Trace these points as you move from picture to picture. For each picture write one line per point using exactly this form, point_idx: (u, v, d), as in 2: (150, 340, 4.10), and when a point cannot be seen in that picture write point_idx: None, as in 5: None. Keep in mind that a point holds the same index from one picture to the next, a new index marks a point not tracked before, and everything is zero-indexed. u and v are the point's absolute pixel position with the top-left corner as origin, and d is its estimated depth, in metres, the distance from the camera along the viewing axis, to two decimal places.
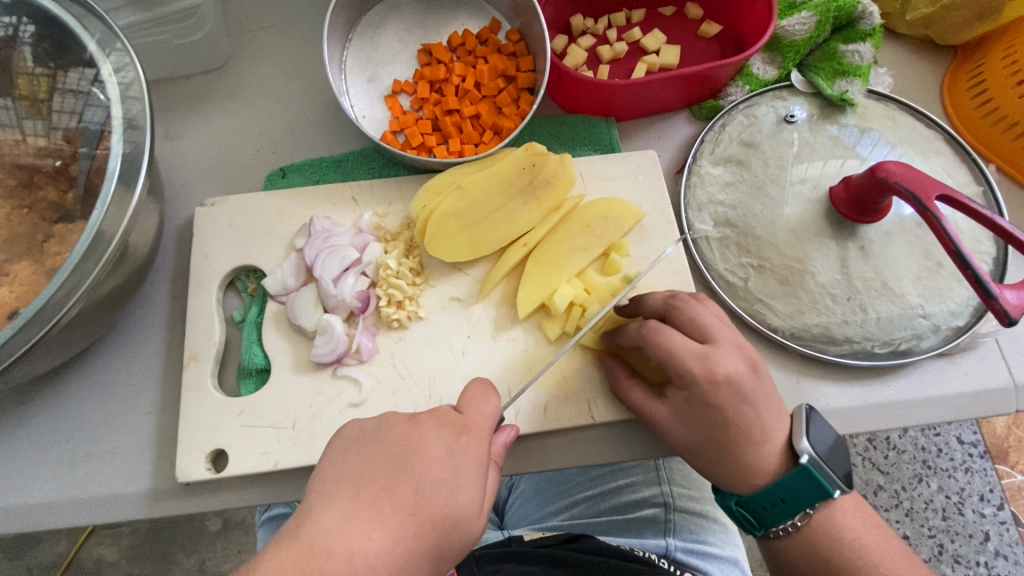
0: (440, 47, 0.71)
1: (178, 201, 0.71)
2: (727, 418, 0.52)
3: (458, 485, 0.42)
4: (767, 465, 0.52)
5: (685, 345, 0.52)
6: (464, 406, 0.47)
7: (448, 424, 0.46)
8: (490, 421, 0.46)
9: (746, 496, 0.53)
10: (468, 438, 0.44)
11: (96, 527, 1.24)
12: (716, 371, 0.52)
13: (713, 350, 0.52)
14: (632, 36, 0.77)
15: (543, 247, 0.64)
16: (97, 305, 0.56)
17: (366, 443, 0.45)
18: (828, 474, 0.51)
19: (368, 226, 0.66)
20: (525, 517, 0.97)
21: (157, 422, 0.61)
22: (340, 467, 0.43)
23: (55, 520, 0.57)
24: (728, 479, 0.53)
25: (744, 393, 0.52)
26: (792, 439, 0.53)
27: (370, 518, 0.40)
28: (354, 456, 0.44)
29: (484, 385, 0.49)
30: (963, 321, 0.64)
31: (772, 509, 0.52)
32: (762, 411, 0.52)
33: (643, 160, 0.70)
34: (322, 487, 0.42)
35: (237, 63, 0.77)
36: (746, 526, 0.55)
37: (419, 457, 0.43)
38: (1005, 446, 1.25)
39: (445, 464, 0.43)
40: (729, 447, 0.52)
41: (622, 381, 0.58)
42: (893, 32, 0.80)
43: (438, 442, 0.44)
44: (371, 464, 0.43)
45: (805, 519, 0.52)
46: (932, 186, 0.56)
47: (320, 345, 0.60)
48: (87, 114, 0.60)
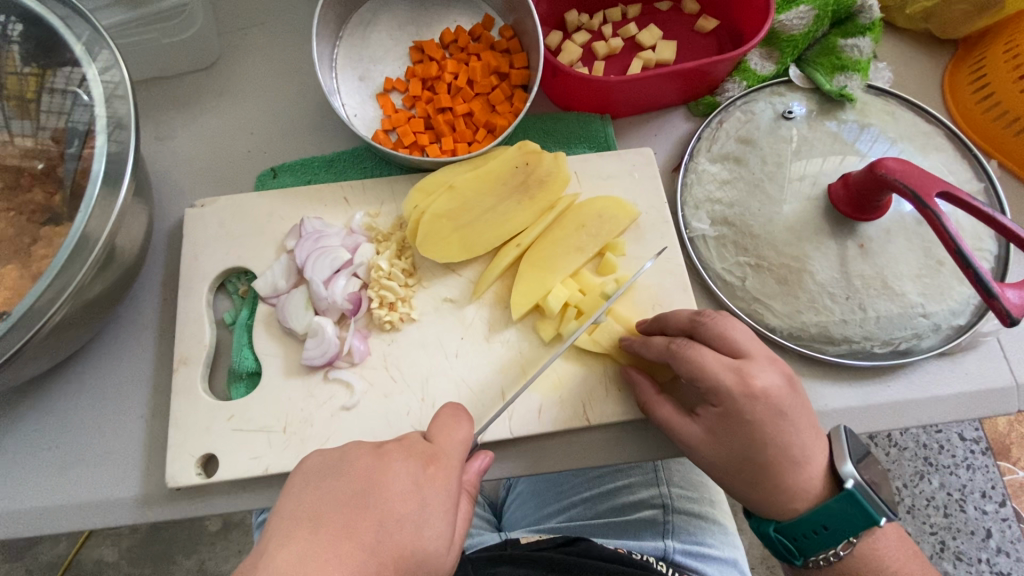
0: (433, 44, 0.70)
1: (169, 202, 0.70)
2: (765, 435, 0.51)
3: (424, 519, 0.41)
4: (808, 487, 0.52)
5: (716, 359, 0.52)
6: (432, 436, 0.47)
7: (415, 455, 0.45)
8: (458, 449, 0.46)
9: (786, 522, 0.54)
10: (436, 468, 0.44)
11: (95, 529, 1.23)
12: (752, 384, 0.51)
13: (746, 363, 0.52)
14: (628, 32, 0.76)
15: (537, 247, 0.63)
16: (83, 309, 0.55)
17: (327, 476, 0.43)
18: (875, 500, 0.51)
19: (359, 226, 0.65)
20: (523, 518, 0.96)
21: (148, 426, 0.60)
22: (298, 503, 0.41)
23: (44, 525, 0.57)
24: (768, 503, 0.53)
25: (781, 409, 0.51)
26: (835, 462, 0.53)
27: (330, 556, 0.38)
28: (315, 491, 0.42)
29: (454, 413, 0.49)
30: (964, 320, 0.63)
31: (814, 537, 0.53)
32: (801, 429, 0.52)
33: (639, 158, 0.69)
34: (280, 523, 0.39)
35: (228, 62, 0.76)
36: (785, 554, 0.55)
37: (384, 491, 0.41)
38: (1007, 442, 1.24)
39: (411, 497, 0.42)
40: (772, 470, 0.52)
41: (651, 397, 0.56)
42: (893, 26, 0.79)
43: (404, 473, 0.43)
44: (332, 499, 0.41)
45: (847, 548, 0.53)
46: (933, 184, 0.55)
47: (311, 348, 0.59)
48: (74, 115, 0.60)
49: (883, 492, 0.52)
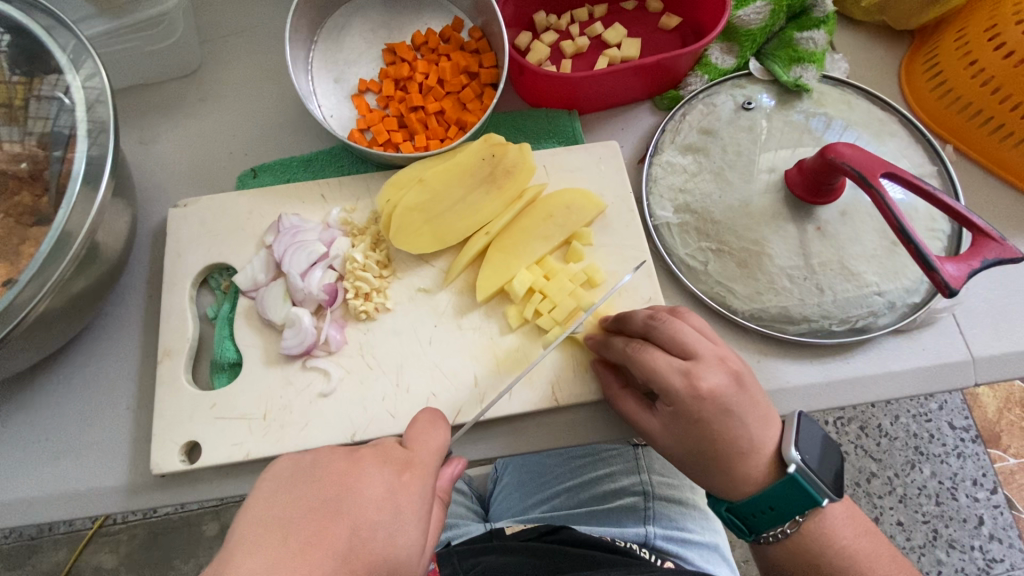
0: (404, 46, 0.73)
1: (154, 203, 0.73)
2: (713, 431, 0.53)
3: (398, 527, 0.42)
4: (757, 473, 0.54)
5: (667, 362, 0.54)
6: (408, 444, 0.48)
7: (390, 461, 0.46)
8: (433, 458, 0.47)
9: (737, 503, 0.55)
10: (410, 475, 0.45)
11: (96, 534, 1.25)
12: (699, 386, 0.53)
13: (695, 364, 0.54)
14: (594, 31, 0.78)
15: (505, 235, 0.66)
16: (68, 303, 0.58)
17: (297, 483, 0.43)
18: (816, 482, 0.53)
19: (336, 221, 0.68)
20: (509, 509, 0.98)
21: (134, 417, 0.63)
22: (267, 511, 0.41)
23: (34, 514, 0.59)
24: (716, 486, 0.55)
25: (728, 407, 0.53)
26: (781, 448, 0.54)
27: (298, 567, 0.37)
28: (287, 499, 0.41)
29: (432, 417, 0.50)
30: (919, 298, 0.65)
31: (762, 516, 0.54)
32: (748, 421, 0.54)
33: (605, 150, 0.71)
34: (245, 532, 0.39)
35: (210, 68, 0.79)
36: (737, 531, 0.57)
37: (358, 498, 0.42)
38: (997, 429, 1.27)
39: (385, 504, 0.42)
40: (722, 462, 0.54)
41: (615, 391, 0.59)
42: (850, 19, 0.82)
43: (379, 481, 0.43)
44: (304, 507, 0.41)
45: (794, 527, 0.55)
46: (879, 165, 0.57)
47: (289, 338, 0.62)
48: (58, 120, 0.62)
49: (825, 473, 0.54)
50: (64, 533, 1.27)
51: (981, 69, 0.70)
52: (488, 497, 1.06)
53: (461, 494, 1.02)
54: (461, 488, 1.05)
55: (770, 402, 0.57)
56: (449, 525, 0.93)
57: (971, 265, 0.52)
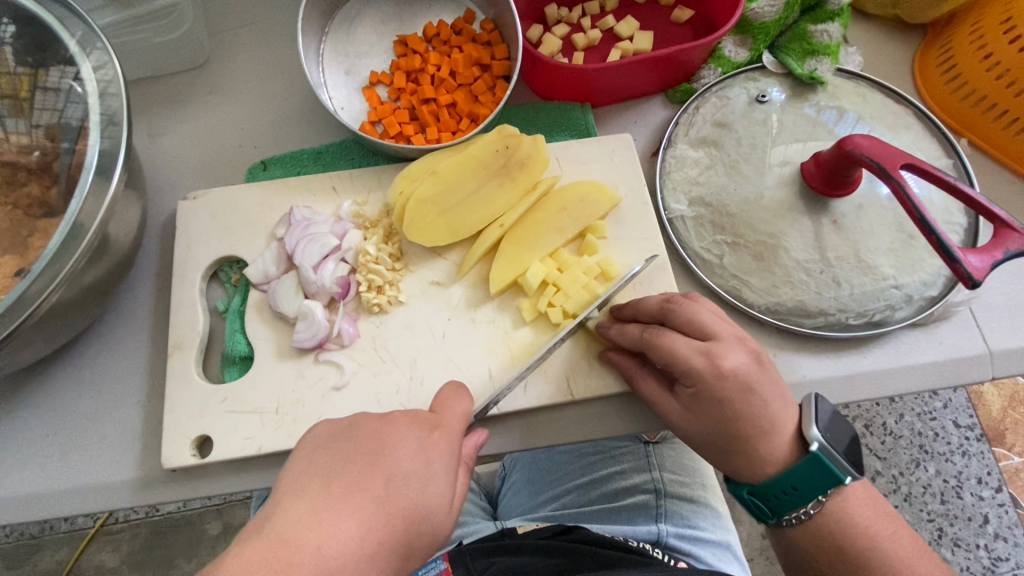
0: (415, 38, 0.73)
1: (162, 196, 0.72)
2: (736, 411, 0.52)
3: (428, 479, 0.42)
4: (777, 455, 0.54)
5: (686, 345, 0.53)
6: (439, 409, 0.49)
7: (419, 421, 0.46)
8: (461, 420, 0.48)
9: (758, 485, 0.55)
10: (439, 434, 0.45)
11: (98, 533, 1.24)
12: (721, 365, 0.52)
13: (715, 345, 0.53)
14: (606, 23, 0.78)
15: (519, 227, 0.66)
16: (79, 295, 0.57)
17: (335, 439, 0.44)
18: (837, 459, 0.53)
19: (347, 214, 0.67)
20: (518, 506, 0.97)
21: (144, 412, 0.62)
22: (308, 462, 0.43)
23: (43, 509, 0.58)
24: (739, 468, 0.55)
25: (750, 386, 0.53)
26: (802, 428, 0.54)
27: (337, 510, 0.39)
28: (327, 451, 0.44)
29: (455, 390, 0.51)
30: (936, 291, 0.65)
31: (785, 497, 0.54)
32: (769, 400, 0.53)
33: (618, 143, 0.71)
34: (292, 480, 0.41)
35: (219, 61, 0.78)
36: (758, 514, 0.57)
37: (390, 452, 0.43)
38: (1002, 428, 1.26)
39: (416, 458, 0.43)
40: (744, 443, 0.53)
41: (633, 374, 0.58)
42: (862, 13, 0.82)
43: (409, 436, 0.44)
44: (342, 459, 0.43)
45: (818, 507, 0.54)
46: (897, 157, 0.57)
47: (302, 330, 0.61)
48: (68, 111, 0.61)
49: (846, 450, 0.54)
50: (65, 532, 1.26)
51: (997, 61, 0.69)
52: (496, 494, 1.05)
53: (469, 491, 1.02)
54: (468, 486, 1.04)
55: (788, 384, 0.56)
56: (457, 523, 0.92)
57: (993, 255, 0.51)
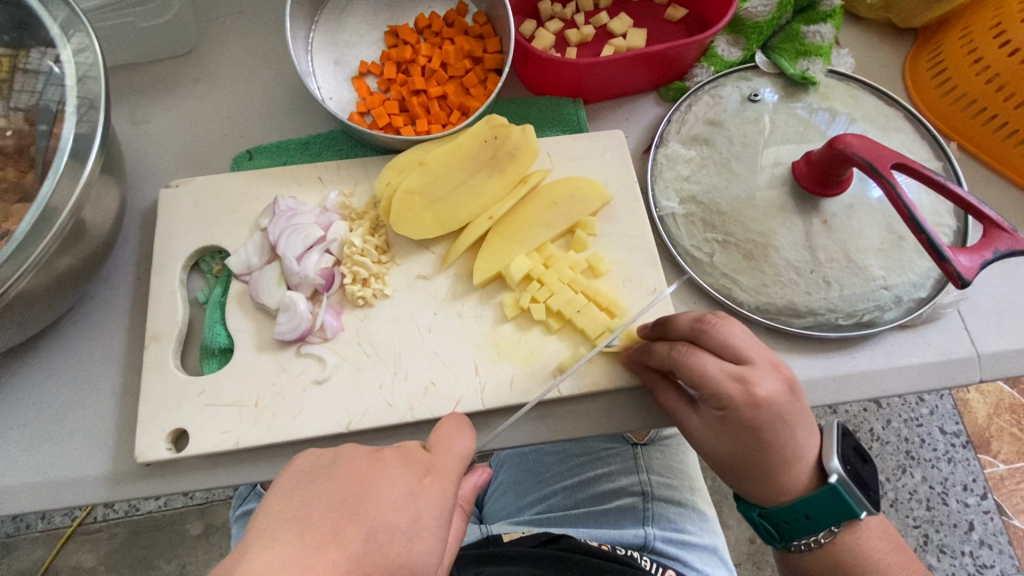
0: (407, 29, 0.72)
1: (144, 184, 0.70)
2: (764, 438, 0.51)
3: (417, 533, 0.41)
4: (794, 484, 0.53)
5: (719, 368, 0.51)
6: (435, 448, 0.47)
7: (411, 464, 0.45)
8: (457, 464, 0.46)
9: (770, 509, 0.54)
10: (431, 479, 0.44)
11: (75, 533, 1.21)
12: (756, 393, 0.50)
13: (751, 370, 0.51)
14: (600, 20, 0.78)
15: (508, 220, 0.65)
16: (51, 283, 0.55)
17: (316, 480, 0.42)
18: (856, 492, 0.52)
19: (333, 205, 0.66)
20: (502, 509, 0.95)
21: (119, 405, 0.60)
22: (282, 504, 0.40)
23: (10, 503, 0.56)
24: (754, 491, 0.54)
25: (782, 417, 0.51)
26: (822, 457, 0.53)
27: (314, 564, 0.36)
28: (305, 492, 0.41)
29: (458, 423, 0.49)
30: (925, 293, 0.64)
31: (796, 524, 0.54)
32: (797, 431, 0.52)
33: (610, 139, 0.70)
34: (265, 522, 0.38)
35: (206, 48, 0.77)
36: (767, 538, 0.57)
37: (376, 499, 0.41)
38: (987, 435, 1.27)
39: (404, 508, 0.41)
40: (763, 469, 0.52)
41: (657, 384, 0.57)
42: (855, 16, 0.82)
43: (399, 483, 0.42)
44: (321, 502, 0.40)
45: (828, 536, 0.54)
46: (888, 156, 0.57)
47: (283, 323, 0.60)
48: (46, 93, 0.60)
49: (864, 484, 0.53)
50: (41, 531, 1.23)
51: (986, 66, 0.69)
52: (482, 496, 1.03)
53: None
54: None
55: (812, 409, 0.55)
56: None
57: (983, 256, 0.51)
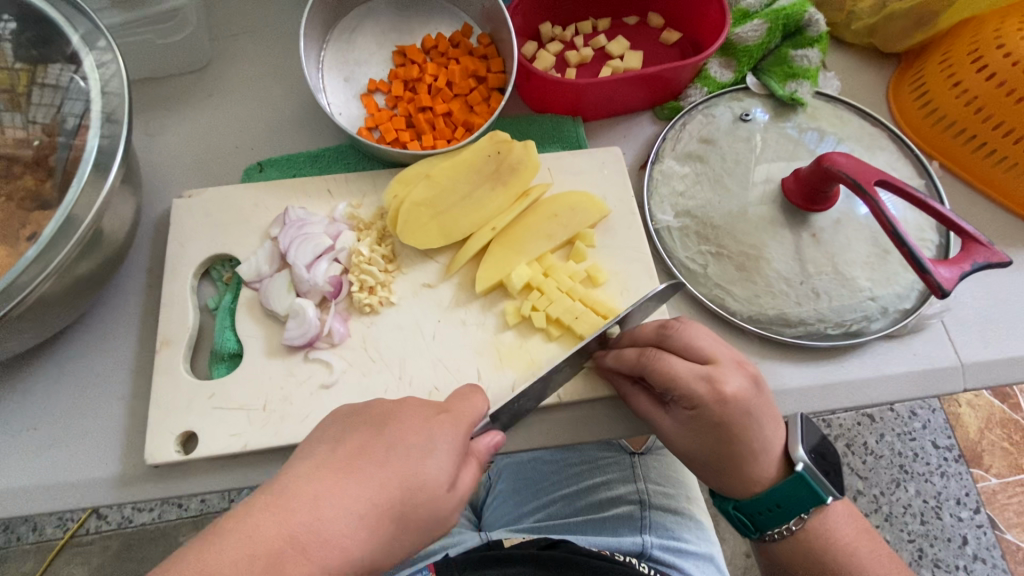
0: (414, 49, 0.75)
1: (157, 194, 0.72)
2: (732, 433, 0.53)
3: (431, 453, 0.45)
4: (764, 474, 0.55)
5: (687, 368, 0.54)
6: (454, 399, 0.51)
7: (429, 403, 0.50)
8: (472, 415, 0.50)
9: (744, 501, 0.56)
10: (444, 417, 0.48)
11: (67, 544, 1.21)
12: (723, 390, 0.53)
13: (715, 369, 0.54)
14: (598, 42, 0.81)
15: (509, 231, 0.67)
16: (69, 288, 0.57)
17: (350, 415, 0.48)
18: (820, 479, 0.55)
19: (342, 215, 0.68)
20: (502, 518, 0.96)
21: (129, 408, 0.62)
22: (323, 432, 0.47)
23: (19, 504, 0.57)
24: (727, 484, 0.56)
25: (748, 411, 0.53)
26: (788, 448, 0.56)
27: (340, 475, 0.43)
28: (340, 423, 0.48)
29: (472, 387, 0.53)
30: (910, 304, 0.67)
31: (768, 514, 0.56)
32: (764, 424, 0.54)
33: (608, 156, 0.73)
34: (310, 443, 0.46)
35: (220, 64, 0.80)
36: (742, 529, 0.58)
37: (396, 425, 0.46)
38: (979, 449, 1.29)
39: (420, 432, 0.46)
40: (734, 462, 0.55)
41: (628, 389, 0.58)
42: (840, 42, 0.86)
43: (416, 414, 0.48)
44: (351, 428, 0.47)
45: (799, 524, 0.56)
46: (872, 174, 0.60)
47: (292, 328, 0.61)
48: (67, 107, 0.63)
49: (827, 472, 0.56)
50: (32, 543, 1.22)
51: (965, 89, 0.73)
52: (480, 505, 1.04)
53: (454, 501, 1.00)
54: None
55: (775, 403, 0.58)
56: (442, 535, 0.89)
57: (962, 267, 0.54)
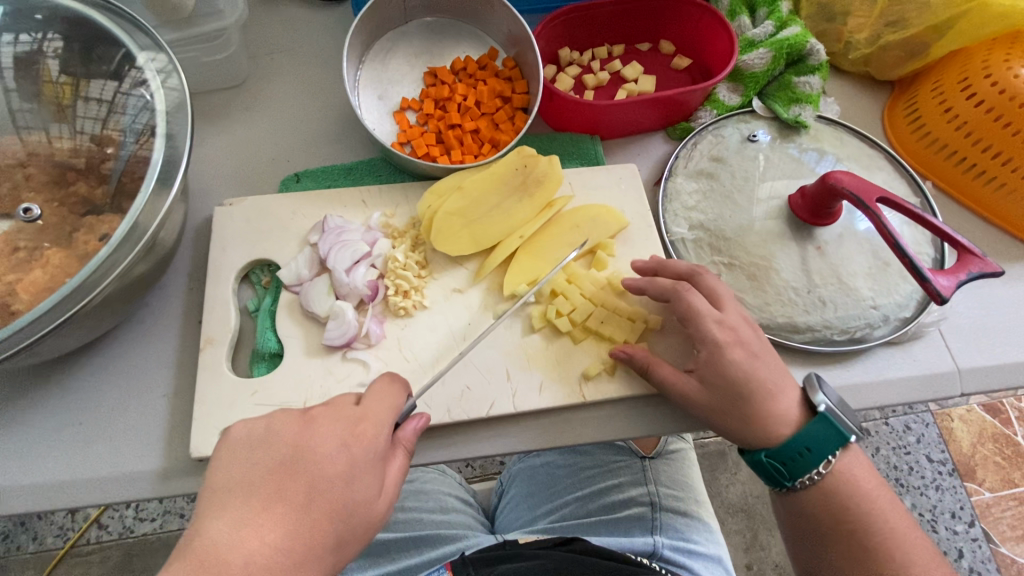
0: (444, 70, 0.80)
1: (197, 202, 0.76)
2: (746, 373, 0.59)
3: (353, 474, 0.48)
4: (787, 419, 0.60)
5: (703, 305, 0.62)
6: (367, 401, 0.53)
7: (344, 417, 0.51)
8: (391, 414, 0.53)
9: (773, 449, 0.59)
10: (363, 427, 0.51)
11: (68, 555, 1.21)
12: (732, 329, 0.61)
13: (725, 313, 0.62)
14: (614, 67, 0.87)
15: (536, 240, 0.72)
16: (126, 288, 0.60)
17: (254, 448, 0.48)
18: (842, 420, 0.59)
19: (377, 224, 0.72)
20: (516, 520, 0.99)
21: (171, 405, 0.64)
22: (226, 473, 0.46)
23: (66, 496, 0.60)
24: (755, 433, 0.59)
25: (756, 354, 0.61)
26: (808, 394, 0.61)
27: (265, 521, 0.44)
28: (246, 457, 0.47)
29: (390, 382, 0.56)
30: (910, 312, 0.72)
31: (800, 458, 0.59)
32: (772, 368, 0.61)
33: (625, 172, 0.78)
34: (219, 491, 0.45)
35: (257, 82, 0.84)
36: (775, 479, 0.61)
37: (309, 455, 0.48)
38: (971, 463, 1.33)
39: (337, 458, 0.48)
40: (757, 406, 0.59)
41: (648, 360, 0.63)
42: (838, 69, 0.92)
43: (332, 435, 0.49)
44: (258, 469, 0.47)
45: (827, 468, 0.59)
46: (874, 191, 0.66)
47: (332, 329, 0.65)
48: (138, 116, 0.66)
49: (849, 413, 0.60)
50: (31, 553, 1.22)
51: (956, 115, 0.79)
52: (494, 510, 1.07)
53: (468, 505, 1.02)
54: (467, 499, 1.06)
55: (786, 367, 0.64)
56: (456, 536, 0.90)
57: (958, 277, 0.59)
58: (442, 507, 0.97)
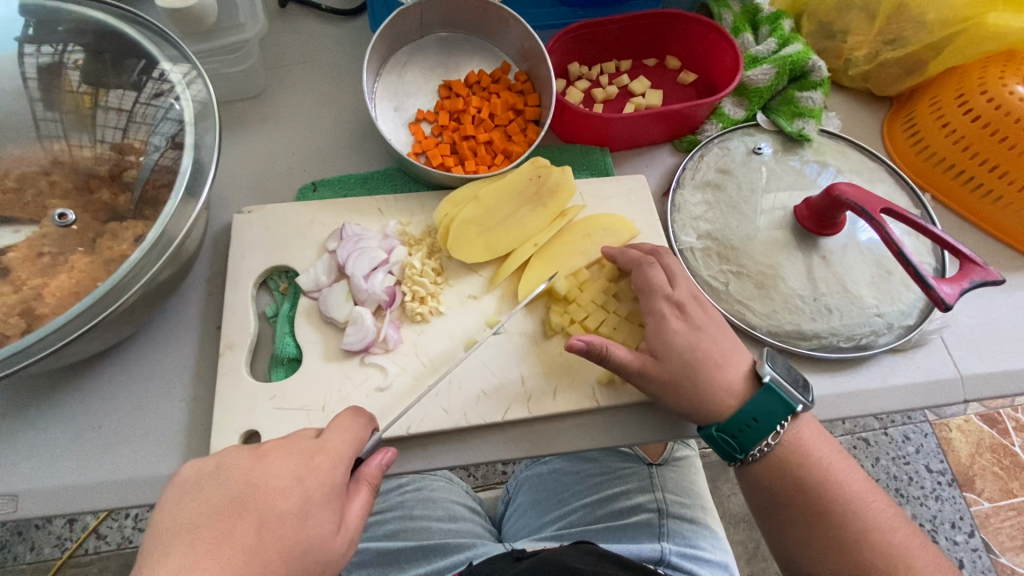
0: (459, 83, 0.82)
1: (215, 209, 0.77)
2: (689, 344, 0.62)
3: (308, 509, 0.48)
4: (732, 389, 0.62)
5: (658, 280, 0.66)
6: (327, 433, 0.53)
7: (300, 450, 0.51)
8: (347, 446, 0.52)
9: (723, 422, 0.62)
10: (320, 459, 0.50)
11: (67, 564, 1.20)
12: (681, 303, 0.65)
13: (676, 289, 0.66)
14: (622, 82, 0.89)
15: (549, 248, 0.74)
16: (151, 292, 0.61)
17: (202, 487, 0.48)
18: (786, 389, 0.62)
19: (393, 232, 0.74)
20: (524, 528, 0.99)
21: (190, 410, 0.65)
22: (174, 516, 0.46)
23: (84, 500, 0.60)
24: (701, 405, 0.61)
25: (700, 327, 0.64)
26: (755, 365, 0.64)
27: (211, 563, 0.43)
28: (196, 498, 0.47)
29: (352, 415, 0.56)
30: (913, 320, 0.74)
31: (748, 431, 0.62)
32: (719, 340, 0.64)
33: (634, 182, 0.80)
34: (167, 533, 0.45)
35: (274, 93, 0.86)
36: (728, 454, 0.63)
37: (262, 492, 0.48)
38: (970, 474, 1.35)
39: (289, 493, 0.48)
40: (703, 377, 0.61)
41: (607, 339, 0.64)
42: (839, 85, 0.95)
43: (285, 471, 0.49)
44: (207, 510, 0.46)
45: (776, 439, 0.62)
46: (878, 203, 0.68)
47: (351, 334, 0.66)
48: (163, 126, 0.67)
49: (793, 382, 0.63)
50: (29, 563, 1.21)
51: (953, 129, 0.82)
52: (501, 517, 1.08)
53: (475, 513, 1.03)
54: (475, 507, 1.07)
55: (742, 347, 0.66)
56: (464, 545, 0.89)
57: (961, 285, 0.61)
58: (450, 515, 0.96)
